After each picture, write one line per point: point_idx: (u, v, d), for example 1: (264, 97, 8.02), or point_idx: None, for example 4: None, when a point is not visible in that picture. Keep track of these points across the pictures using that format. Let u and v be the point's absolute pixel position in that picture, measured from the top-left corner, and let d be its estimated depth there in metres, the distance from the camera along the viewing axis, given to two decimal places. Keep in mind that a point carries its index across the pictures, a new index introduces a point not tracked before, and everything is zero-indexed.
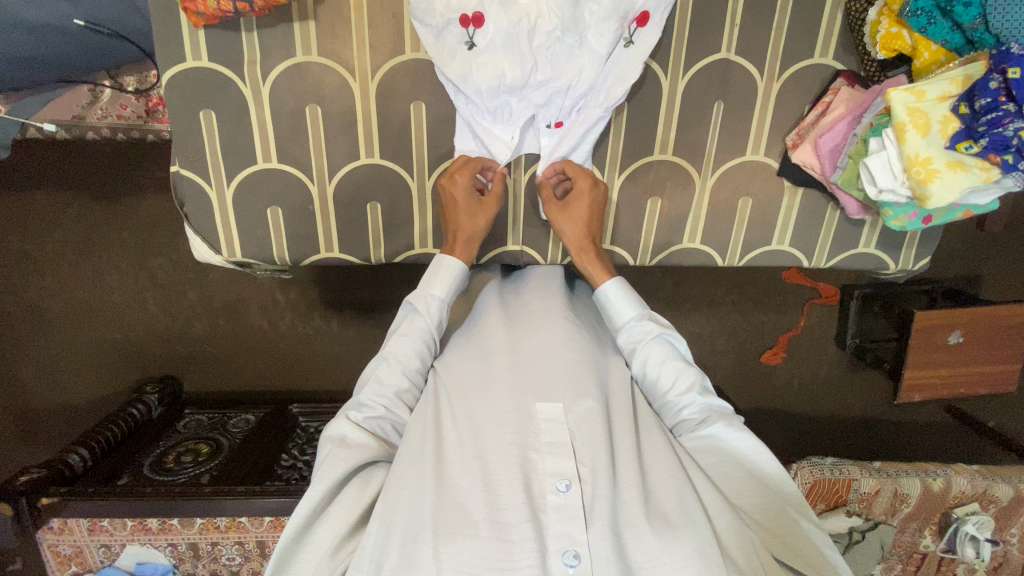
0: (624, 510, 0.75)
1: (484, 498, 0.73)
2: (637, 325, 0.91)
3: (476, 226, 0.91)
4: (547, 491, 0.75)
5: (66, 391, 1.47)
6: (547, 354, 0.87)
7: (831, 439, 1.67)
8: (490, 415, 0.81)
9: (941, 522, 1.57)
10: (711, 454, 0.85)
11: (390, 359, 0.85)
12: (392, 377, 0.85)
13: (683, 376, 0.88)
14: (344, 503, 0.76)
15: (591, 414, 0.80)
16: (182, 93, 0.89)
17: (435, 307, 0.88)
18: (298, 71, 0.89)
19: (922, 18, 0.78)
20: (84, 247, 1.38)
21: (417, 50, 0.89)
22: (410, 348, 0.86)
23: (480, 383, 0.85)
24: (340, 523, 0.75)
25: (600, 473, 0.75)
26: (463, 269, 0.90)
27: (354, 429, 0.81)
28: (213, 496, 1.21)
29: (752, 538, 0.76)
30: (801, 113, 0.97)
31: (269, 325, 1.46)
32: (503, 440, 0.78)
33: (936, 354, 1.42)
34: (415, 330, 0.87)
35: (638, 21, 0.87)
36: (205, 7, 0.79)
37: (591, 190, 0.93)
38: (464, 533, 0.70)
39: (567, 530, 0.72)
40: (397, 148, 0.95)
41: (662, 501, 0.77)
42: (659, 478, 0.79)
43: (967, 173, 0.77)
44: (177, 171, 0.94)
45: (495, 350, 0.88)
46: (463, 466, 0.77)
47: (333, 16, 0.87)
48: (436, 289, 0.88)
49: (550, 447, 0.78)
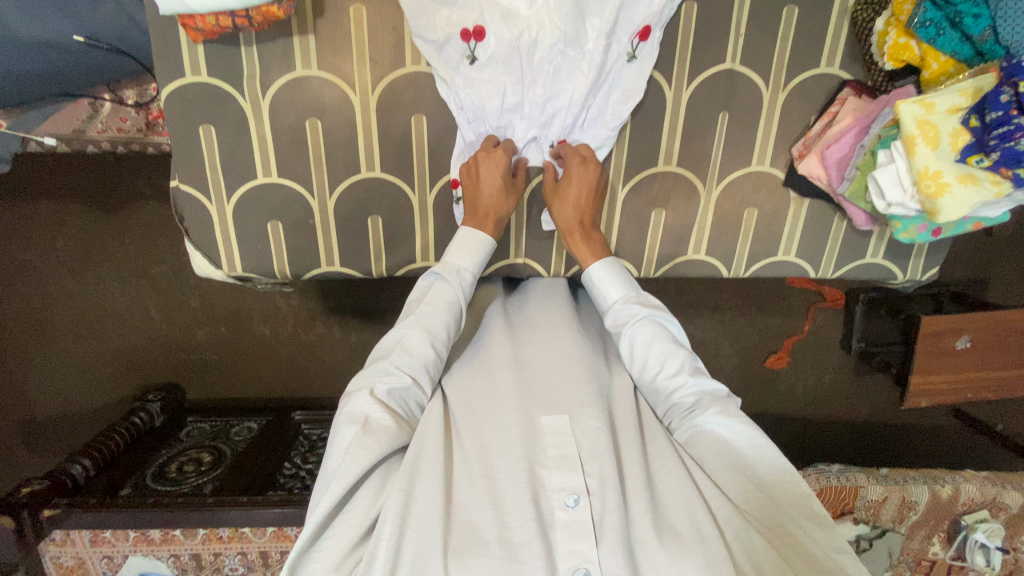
0: (634, 525, 0.73)
1: (492, 516, 0.71)
2: (622, 308, 0.91)
3: (503, 207, 0.91)
4: (555, 507, 0.74)
5: (70, 400, 1.47)
6: (553, 366, 0.87)
7: (837, 444, 1.65)
8: (495, 430, 0.80)
9: (949, 529, 1.56)
10: (706, 442, 0.82)
11: (418, 330, 0.83)
12: (420, 346, 0.82)
13: (672, 356, 0.87)
14: (359, 505, 0.72)
15: (598, 426, 0.79)
16: (181, 108, 0.88)
17: (464, 280, 0.88)
18: (299, 86, 0.88)
19: (930, 29, 0.77)
20: (87, 256, 1.38)
21: (417, 63, 0.88)
22: (437, 321, 0.84)
23: (485, 399, 0.84)
24: (354, 527, 0.71)
25: (607, 486, 0.74)
26: (492, 244, 0.91)
27: (377, 407, 0.76)
28: (217, 506, 1.20)
29: (763, 548, 0.73)
30: (807, 123, 0.96)
31: (271, 333, 1.45)
32: (510, 454, 0.76)
33: (944, 359, 1.40)
34: (444, 300, 0.86)
35: (640, 35, 0.85)
36: (203, 23, 0.79)
37: (594, 178, 0.92)
38: (475, 552, 0.68)
39: (576, 547, 0.70)
40: (397, 161, 0.94)
41: (672, 516, 0.75)
42: (668, 492, 0.78)
43: (978, 186, 0.76)
44: (176, 186, 0.94)
45: (500, 363, 0.88)
46: (471, 483, 0.75)
47: (333, 30, 0.86)
48: (465, 263, 0.89)
49: (557, 461, 0.77)
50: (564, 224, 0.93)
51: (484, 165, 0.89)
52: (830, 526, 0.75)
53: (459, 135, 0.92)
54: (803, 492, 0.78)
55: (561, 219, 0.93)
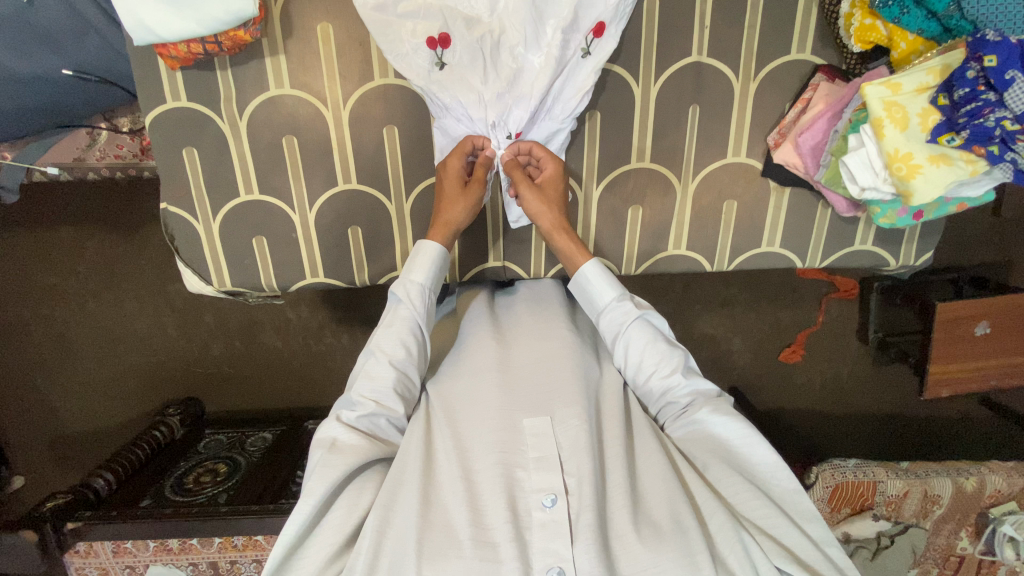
0: (612, 519, 0.73)
1: (469, 517, 0.71)
2: (618, 306, 0.89)
3: (458, 211, 0.90)
4: (533, 507, 0.73)
5: (91, 418, 1.54)
6: (536, 367, 0.86)
7: (860, 440, 1.59)
8: (476, 431, 0.80)
9: (978, 523, 1.49)
10: (699, 442, 0.82)
11: (376, 353, 0.83)
12: (379, 369, 0.82)
13: (666, 360, 0.85)
14: (336, 516, 0.74)
15: (579, 424, 0.78)
16: (164, 132, 0.92)
17: (419, 294, 0.87)
18: (273, 105, 0.92)
19: (894, 8, 0.76)
20: (100, 278, 1.44)
21: (385, 76, 0.91)
22: (394, 339, 0.84)
23: (467, 399, 0.84)
24: (332, 536, 0.72)
25: (585, 485, 0.73)
26: (442, 251, 0.89)
27: (344, 431, 0.79)
28: (229, 516, 1.21)
29: (748, 544, 0.70)
30: (782, 111, 0.95)
31: (282, 344, 1.49)
32: (489, 457, 0.76)
33: (962, 346, 1.34)
34: (401, 321, 0.85)
35: (594, 31, 0.86)
36: (177, 51, 0.83)
37: (563, 175, 0.93)
38: (449, 553, 0.68)
39: (552, 546, 0.70)
40: (372, 173, 0.97)
41: (653, 508, 0.74)
42: (651, 486, 0.77)
43: (952, 165, 0.74)
44: (165, 208, 0.98)
45: (484, 367, 0.87)
46: (451, 484, 0.75)
47: (302, 48, 0.89)
48: (416, 276, 0.88)
49: (537, 462, 0.76)
50: (545, 224, 0.92)
51: (446, 174, 0.91)
52: (820, 527, 0.76)
53: (437, 123, 0.91)
54: (794, 488, 0.79)
55: (541, 219, 0.91)
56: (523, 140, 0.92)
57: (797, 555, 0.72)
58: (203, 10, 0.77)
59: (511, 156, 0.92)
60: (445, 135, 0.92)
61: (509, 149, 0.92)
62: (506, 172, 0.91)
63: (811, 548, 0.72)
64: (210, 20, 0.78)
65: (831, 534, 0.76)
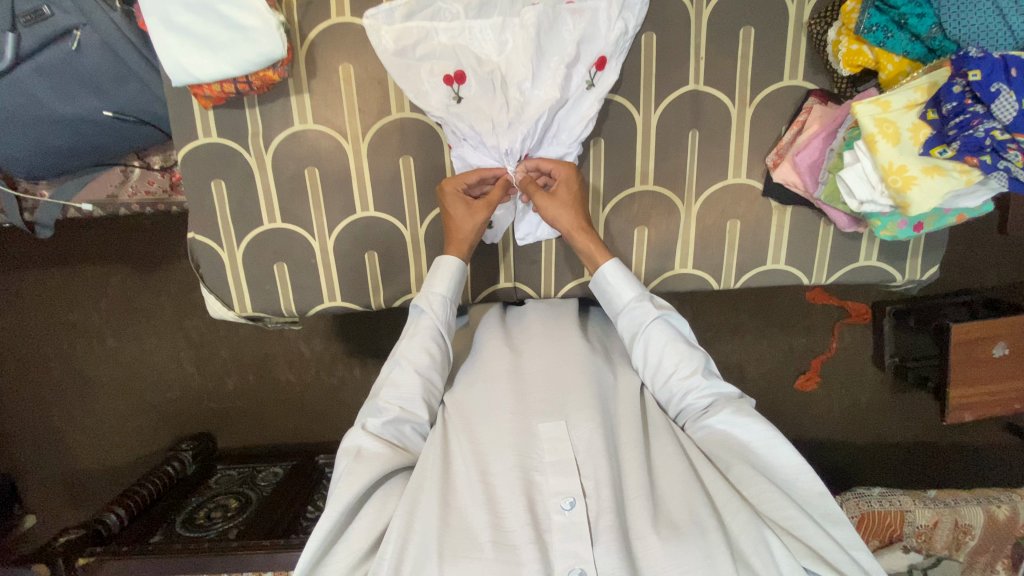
0: (631, 521, 0.72)
1: (489, 520, 0.71)
2: (637, 306, 0.90)
3: (472, 226, 0.94)
4: (551, 511, 0.72)
5: (107, 453, 1.55)
6: (552, 373, 0.87)
7: (884, 468, 1.55)
8: (493, 435, 0.80)
9: (1014, 555, 1.42)
10: (719, 442, 0.82)
11: (402, 361, 0.85)
12: (404, 377, 0.84)
13: (685, 360, 0.86)
14: (360, 524, 0.74)
15: (594, 427, 0.78)
16: (195, 166, 0.98)
17: (440, 306, 0.90)
18: (297, 139, 0.98)
19: (879, 33, 0.81)
20: (124, 312, 1.48)
21: (402, 110, 0.97)
22: (418, 347, 0.86)
23: (484, 406, 0.84)
24: (358, 542, 0.73)
25: (603, 487, 0.73)
26: (461, 266, 0.93)
27: (369, 439, 0.80)
28: (240, 551, 1.17)
29: (771, 544, 0.70)
30: (778, 133, 1.00)
31: (296, 377, 1.51)
32: (506, 461, 0.76)
33: (981, 369, 1.32)
34: (424, 331, 0.88)
35: (597, 64, 0.91)
36: (210, 91, 0.89)
37: (575, 177, 0.95)
38: (470, 555, 0.68)
39: (572, 548, 0.69)
40: (388, 200, 1.02)
41: (672, 509, 0.73)
42: (669, 487, 0.76)
43: (946, 177, 0.77)
44: (192, 237, 1.03)
45: (500, 374, 0.88)
46: (469, 489, 0.75)
47: (325, 87, 0.95)
48: (437, 288, 0.91)
49: (554, 466, 0.75)
50: (565, 226, 0.94)
51: (448, 200, 0.94)
52: (842, 528, 0.76)
53: (455, 152, 0.97)
54: (818, 491, 0.78)
55: (561, 222, 0.94)
56: (530, 159, 0.96)
57: (821, 554, 0.72)
58: (237, 53, 0.85)
59: (524, 174, 0.95)
60: (463, 162, 0.97)
61: (520, 168, 0.95)
62: (521, 189, 0.95)
63: (838, 550, 0.71)
64: (241, 61, 0.85)
65: (853, 535, 0.75)
